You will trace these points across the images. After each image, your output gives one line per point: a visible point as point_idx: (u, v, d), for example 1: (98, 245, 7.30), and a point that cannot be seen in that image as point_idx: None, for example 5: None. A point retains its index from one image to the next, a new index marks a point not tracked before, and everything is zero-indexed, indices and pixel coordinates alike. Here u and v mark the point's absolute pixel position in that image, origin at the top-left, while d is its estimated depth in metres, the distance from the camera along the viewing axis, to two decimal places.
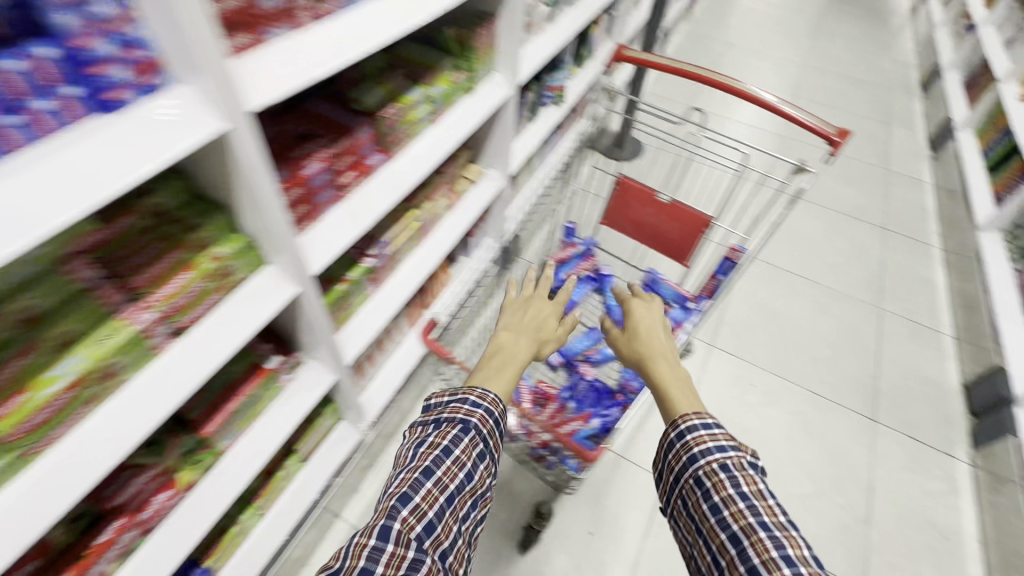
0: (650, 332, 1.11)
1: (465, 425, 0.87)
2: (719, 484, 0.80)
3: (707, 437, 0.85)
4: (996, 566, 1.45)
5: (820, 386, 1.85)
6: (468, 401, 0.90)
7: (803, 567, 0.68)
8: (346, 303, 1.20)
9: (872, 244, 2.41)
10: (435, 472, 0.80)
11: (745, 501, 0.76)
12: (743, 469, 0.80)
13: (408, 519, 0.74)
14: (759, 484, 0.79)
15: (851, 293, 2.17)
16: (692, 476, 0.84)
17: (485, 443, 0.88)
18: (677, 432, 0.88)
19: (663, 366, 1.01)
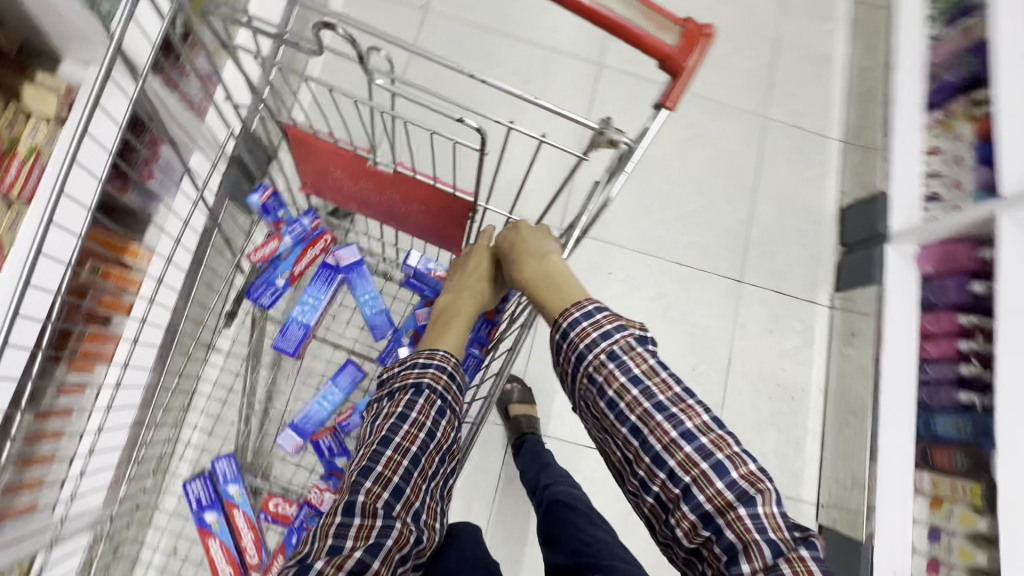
0: (524, 241, 0.86)
1: (417, 389, 0.74)
2: (609, 377, 0.70)
3: (590, 332, 0.72)
4: (834, 416, 1.47)
5: (685, 254, 1.55)
6: (417, 363, 0.77)
7: (702, 438, 0.67)
8: None
9: (768, 7, 1.77)
10: (401, 437, 0.71)
11: (637, 387, 0.69)
12: (633, 351, 0.71)
13: (377, 488, 0.67)
14: (651, 360, 0.71)
15: (734, 103, 1.67)
16: (584, 375, 0.72)
17: (445, 397, 0.75)
18: (563, 328, 0.75)
19: (547, 275, 0.80)
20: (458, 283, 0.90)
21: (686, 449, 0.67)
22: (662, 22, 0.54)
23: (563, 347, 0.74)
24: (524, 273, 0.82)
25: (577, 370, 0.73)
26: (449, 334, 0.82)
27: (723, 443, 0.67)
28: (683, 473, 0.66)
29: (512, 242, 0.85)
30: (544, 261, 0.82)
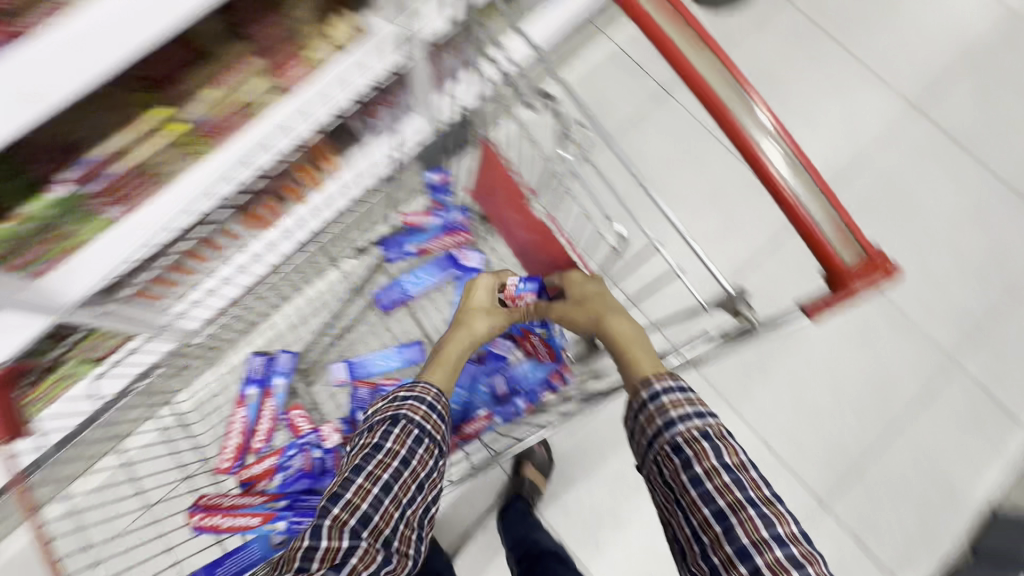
0: (603, 299, 0.92)
1: (394, 419, 0.81)
2: (698, 454, 0.71)
3: (683, 406, 0.75)
4: None
5: (781, 440, 1.39)
6: (397, 398, 0.84)
7: (792, 545, 0.65)
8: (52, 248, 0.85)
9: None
10: (386, 460, 0.77)
11: (727, 475, 0.69)
12: (722, 437, 0.74)
13: (345, 514, 0.72)
14: (741, 456, 0.73)
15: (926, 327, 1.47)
16: (668, 443, 0.73)
17: (423, 425, 0.82)
18: (651, 392, 0.77)
19: (625, 340, 0.86)
20: (461, 332, 0.99)
21: (771, 550, 0.64)
22: (849, 239, 0.58)
23: (649, 407, 0.76)
24: (611, 332, 0.88)
25: (661, 436, 0.74)
26: (445, 370, 0.93)
27: (814, 559, 0.65)
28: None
29: (581, 299, 0.93)
30: (624, 326, 0.88)
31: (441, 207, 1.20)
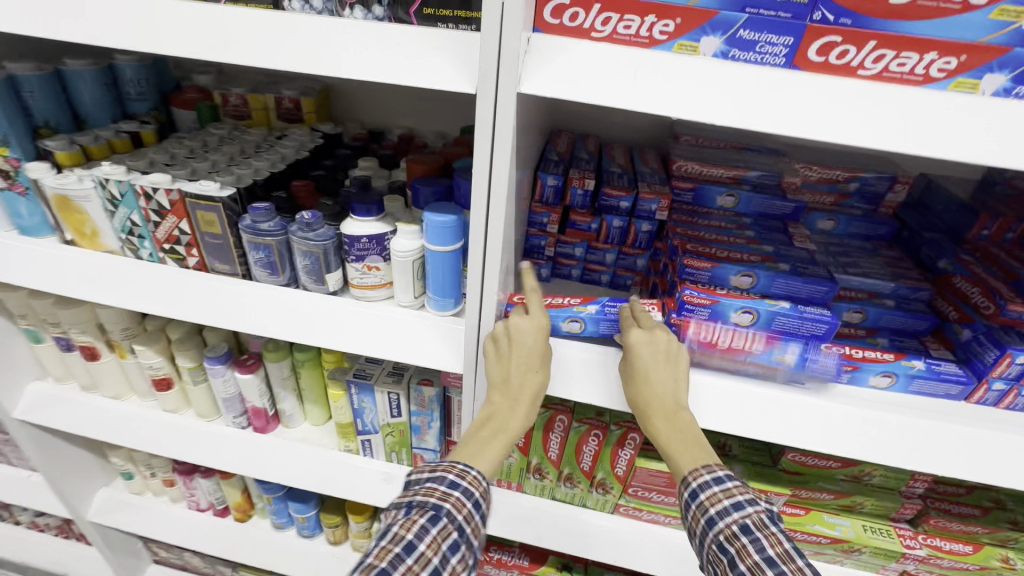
0: (659, 375, 0.63)
1: (435, 514, 0.56)
2: (742, 551, 0.55)
3: (722, 500, 0.59)
4: None
5: None
6: (444, 479, 0.60)
7: (800, 561, 0.53)
8: (673, 525, 0.90)
9: None
10: (426, 543, 0.55)
11: (774, 569, 0.52)
12: (767, 529, 0.56)
13: (416, 566, 0.53)
14: (790, 545, 0.54)
15: None
16: (716, 542, 0.58)
17: (464, 529, 0.58)
18: (708, 519, 0.59)
19: (666, 413, 0.63)
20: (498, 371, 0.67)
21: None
22: None
23: (689, 506, 0.61)
24: (637, 395, 0.65)
25: (708, 535, 0.59)
26: (493, 446, 0.64)
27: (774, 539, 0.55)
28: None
29: (650, 368, 0.63)
30: (666, 395, 0.63)
31: (711, 312, 0.67)
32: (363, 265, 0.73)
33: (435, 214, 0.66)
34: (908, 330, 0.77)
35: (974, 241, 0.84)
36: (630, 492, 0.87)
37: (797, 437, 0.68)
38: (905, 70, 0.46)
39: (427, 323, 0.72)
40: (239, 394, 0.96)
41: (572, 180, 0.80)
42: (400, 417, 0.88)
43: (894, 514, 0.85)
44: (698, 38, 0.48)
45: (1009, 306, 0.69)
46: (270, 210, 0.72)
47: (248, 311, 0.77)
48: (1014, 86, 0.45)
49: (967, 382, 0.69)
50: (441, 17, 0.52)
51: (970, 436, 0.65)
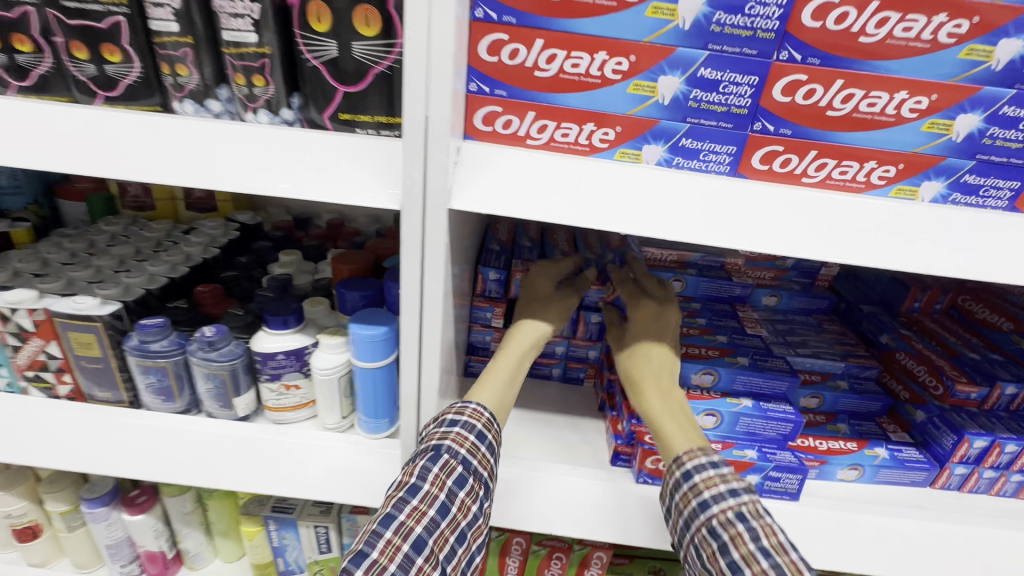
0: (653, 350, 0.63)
1: (433, 453, 0.53)
2: (736, 539, 0.48)
3: (718, 484, 0.52)
4: None
5: None
6: (443, 421, 0.56)
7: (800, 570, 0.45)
8: None
9: None
10: (429, 483, 0.52)
11: (769, 561, 0.46)
12: (762, 518, 0.49)
13: (423, 505, 0.51)
14: (786, 539, 0.48)
15: None
16: (705, 527, 0.50)
17: (469, 462, 0.54)
18: (699, 500, 0.52)
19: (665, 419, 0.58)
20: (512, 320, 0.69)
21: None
22: None
23: (680, 486, 0.53)
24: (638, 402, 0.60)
25: (695, 519, 0.51)
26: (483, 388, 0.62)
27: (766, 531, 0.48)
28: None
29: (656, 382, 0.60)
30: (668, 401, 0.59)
31: None
32: (279, 384, 0.63)
33: (362, 327, 0.58)
34: (864, 412, 0.75)
35: (908, 315, 0.85)
36: None
37: None
38: (847, 178, 0.45)
39: (358, 451, 0.62)
40: (129, 537, 0.79)
41: (516, 273, 0.75)
42: (330, 552, 0.74)
43: None
44: (640, 146, 0.45)
45: (958, 386, 0.69)
46: (165, 327, 0.61)
47: (136, 448, 0.63)
48: (950, 193, 0.45)
49: (932, 470, 0.67)
50: (358, 122, 0.46)
51: (945, 531, 0.62)
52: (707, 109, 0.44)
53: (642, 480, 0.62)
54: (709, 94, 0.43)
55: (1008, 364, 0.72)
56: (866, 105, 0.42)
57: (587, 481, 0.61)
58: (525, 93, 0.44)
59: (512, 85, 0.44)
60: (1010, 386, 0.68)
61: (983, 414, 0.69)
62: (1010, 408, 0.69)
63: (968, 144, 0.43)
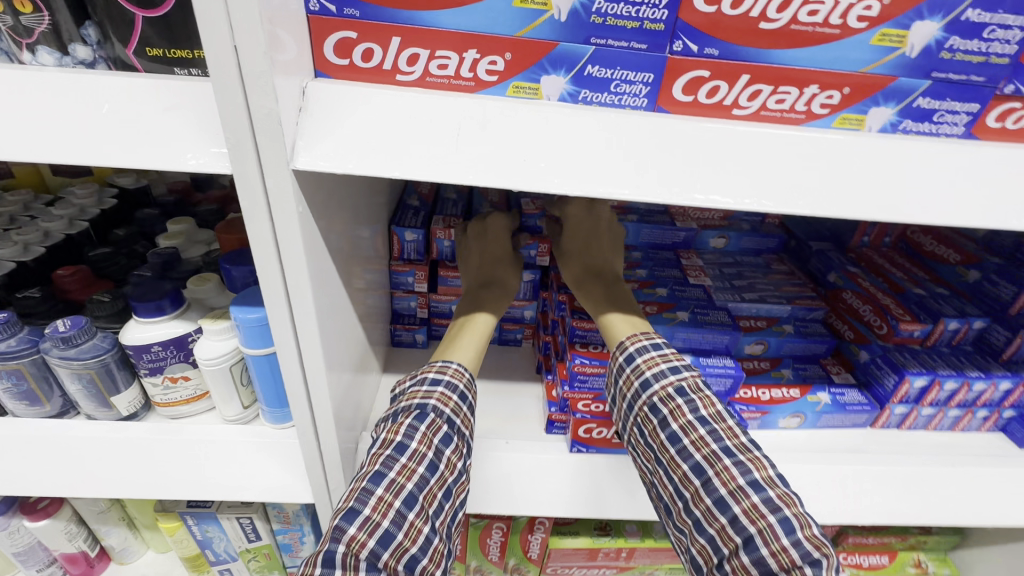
0: (595, 247, 0.63)
1: (419, 411, 0.49)
2: (675, 412, 0.49)
3: (659, 362, 0.51)
4: None
5: None
6: (424, 379, 0.52)
7: (752, 456, 0.45)
8: None
9: None
10: (417, 440, 0.47)
11: (706, 427, 0.47)
12: (701, 391, 0.50)
13: (413, 463, 0.46)
14: (722, 406, 0.50)
15: None
16: (646, 405, 0.50)
17: (454, 422, 0.50)
18: (642, 380, 0.51)
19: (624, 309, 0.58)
20: (467, 283, 0.65)
21: (747, 497, 0.43)
22: None
23: (624, 370, 0.52)
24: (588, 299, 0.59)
25: (638, 399, 0.51)
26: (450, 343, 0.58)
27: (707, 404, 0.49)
28: (722, 530, 0.43)
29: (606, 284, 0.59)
30: (618, 292, 0.59)
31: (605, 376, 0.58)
32: (163, 378, 0.55)
33: (245, 311, 0.50)
34: (809, 355, 0.72)
35: (857, 249, 0.81)
36: None
37: None
38: (784, 108, 0.37)
39: (262, 444, 0.56)
40: (40, 542, 0.73)
41: (437, 231, 0.66)
42: (261, 541, 0.70)
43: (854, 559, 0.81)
44: (537, 78, 0.36)
45: (902, 325, 0.66)
46: (10, 323, 0.52)
47: (4, 461, 0.55)
48: (901, 120, 0.38)
49: (873, 411, 0.66)
50: (176, 60, 0.36)
51: (881, 473, 0.62)
52: (614, 26, 0.35)
53: (575, 449, 0.59)
54: (615, 6, 0.34)
55: (953, 296, 0.70)
56: (806, 13, 0.34)
57: (520, 455, 0.58)
58: (382, 12, 0.34)
59: (366, 3, 0.34)
60: (953, 321, 0.65)
61: (924, 351, 0.67)
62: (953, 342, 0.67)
63: (919, 59, 0.36)
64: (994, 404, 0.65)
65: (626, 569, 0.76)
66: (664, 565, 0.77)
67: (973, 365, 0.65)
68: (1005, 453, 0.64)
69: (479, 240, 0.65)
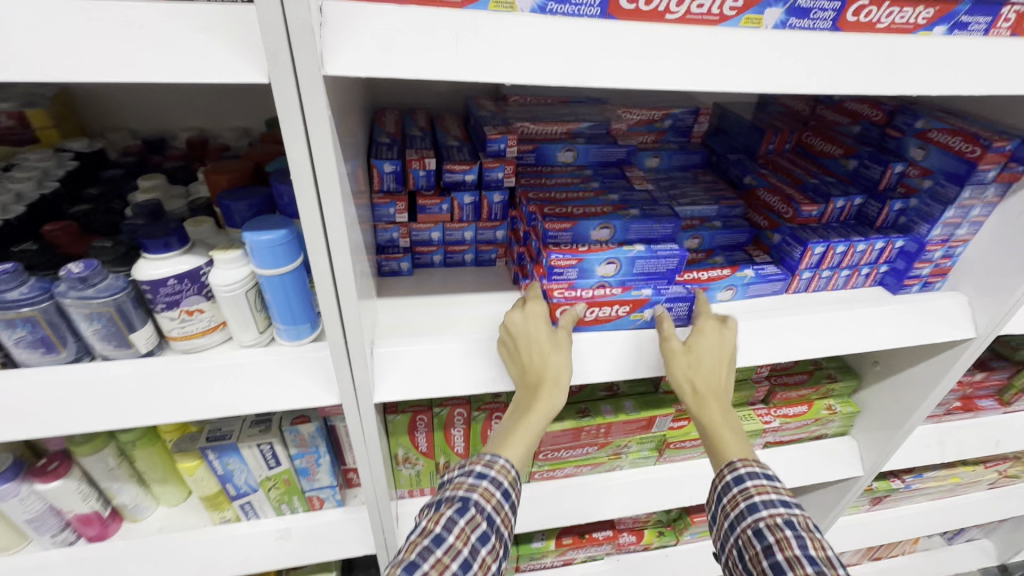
0: (712, 355, 0.68)
1: (462, 504, 0.54)
2: (782, 542, 0.54)
3: (769, 492, 0.59)
4: None
5: None
6: (471, 472, 0.57)
7: None
8: (591, 469, 0.94)
9: None
10: (455, 535, 0.52)
11: (813, 565, 0.51)
12: (811, 533, 0.55)
13: (446, 557, 0.50)
14: (833, 553, 0.53)
15: None
16: (751, 528, 0.58)
17: (493, 521, 0.55)
18: (735, 477, 0.62)
19: (714, 397, 0.67)
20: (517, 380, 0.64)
21: None
22: None
23: (733, 492, 0.61)
24: (686, 377, 0.68)
25: (744, 521, 0.59)
26: (522, 435, 0.60)
27: (811, 538, 0.54)
28: None
29: (719, 404, 0.67)
30: (719, 380, 0.67)
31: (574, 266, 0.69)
32: (180, 311, 0.59)
33: (258, 233, 0.55)
34: (734, 245, 0.87)
35: (765, 156, 0.97)
36: (549, 466, 0.90)
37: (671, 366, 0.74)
38: (704, 11, 0.48)
39: (283, 360, 0.62)
40: (51, 508, 0.74)
41: (411, 161, 0.73)
42: (280, 466, 0.76)
43: (781, 411, 0.99)
44: None
45: (803, 207, 0.81)
46: (18, 272, 0.53)
47: (27, 409, 0.57)
48: (788, 18, 0.50)
49: (786, 279, 0.82)
50: None
51: (794, 323, 0.78)
52: None
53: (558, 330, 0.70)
54: None
55: (839, 182, 0.86)
56: None
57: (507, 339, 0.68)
58: None
59: None
60: (840, 200, 0.82)
61: (820, 227, 0.83)
62: (841, 216, 0.83)
63: None
64: (874, 261, 0.82)
65: (605, 444, 0.89)
66: (635, 437, 0.91)
67: (856, 232, 0.81)
68: (882, 299, 0.83)
69: (525, 330, 0.65)
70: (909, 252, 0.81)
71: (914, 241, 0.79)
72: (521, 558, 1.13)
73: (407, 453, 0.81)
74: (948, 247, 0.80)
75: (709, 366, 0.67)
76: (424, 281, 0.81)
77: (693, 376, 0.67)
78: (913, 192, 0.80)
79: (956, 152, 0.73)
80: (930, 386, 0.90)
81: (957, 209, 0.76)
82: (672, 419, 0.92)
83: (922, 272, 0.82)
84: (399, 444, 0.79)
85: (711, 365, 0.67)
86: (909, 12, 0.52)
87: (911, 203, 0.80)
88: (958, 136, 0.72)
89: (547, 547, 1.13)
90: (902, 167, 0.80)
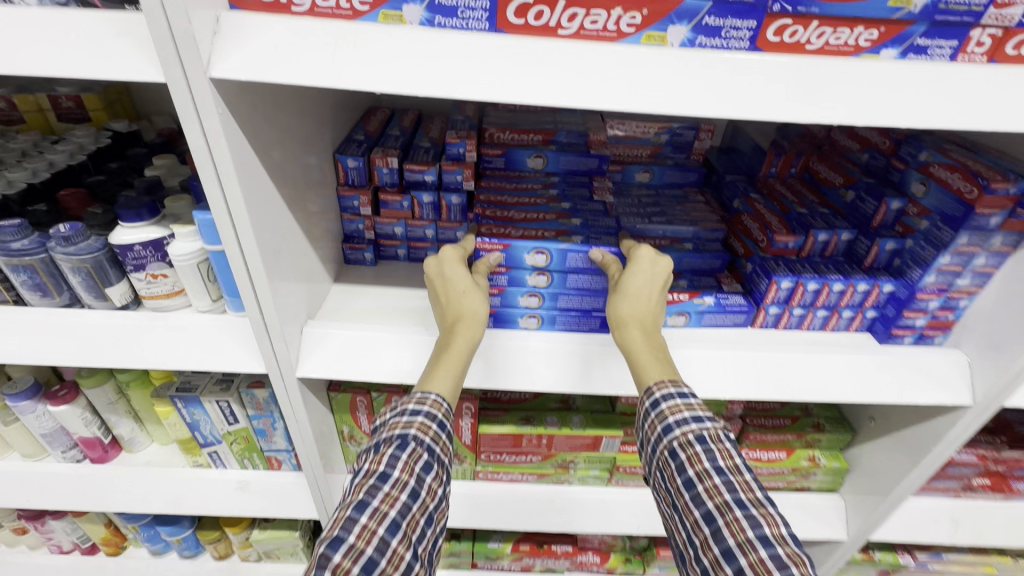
0: (643, 279, 0.63)
1: (401, 440, 0.55)
2: (692, 458, 0.53)
3: (683, 410, 0.56)
4: None
5: None
6: (404, 411, 0.57)
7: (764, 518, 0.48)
8: (537, 478, 0.94)
9: None
10: (399, 469, 0.53)
11: (721, 477, 0.51)
12: (720, 442, 0.54)
13: (396, 487, 0.52)
14: (740, 460, 0.53)
15: None
16: (667, 448, 0.55)
17: (434, 449, 0.56)
18: (651, 402, 0.58)
19: (644, 326, 0.62)
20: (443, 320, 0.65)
21: (755, 550, 0.47)
22: None
23: (649, 416, 0.57)
24: (614, 304, 0.63)
25: (660, 441, 0.56)
26: (445, 369, 0.60)
27: (725, 453, 0.53)
28: (715, 559, 0.48)
29: (645, 328, 0.62)
30: (645, 311, 0.63)
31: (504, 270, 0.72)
32: (146, 274, 0.68)
33: (203, 212, 0.62)
34: (705, 269, 0.82)
35: (765, 179, 0.90)
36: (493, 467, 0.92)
37: (601, 385, 0.73)
38: (598, 27, 0.47)
39: (227, 327, 0.69)
40: (62, 427, 0.88)
41: (375, 159, 0.78)
42: (238, 423, 0.85)
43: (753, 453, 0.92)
44: (400, 7, 0.47)
45: (777, 237, 0.75)
46: (23, 227, 0.65)
47: (24, 340, 0.69)
48: (696, 36, 0.48)
49: (749, 312, 0.76)
50: None
51: (747, 358, 0.73)
52: None
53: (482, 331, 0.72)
54: None
55: (831, 215, 0.79)
56: None
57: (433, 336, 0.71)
58: None
59: None
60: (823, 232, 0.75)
61: (795, 260, 0.76)
62: (822, 252, 0.77)
63: None
64: (855, 305, 0.74)
65: (549, 456, 0.89)
66: (582, 453, 0.89)
67: (835, 271, 0.74)
68: (862, 348, 0.74)
69: (445, 268, 0.66)
70: (898, 300, 0.72)
71: (901, 288, 0.71)
72: (476, 554, 1.14)
73: (352, 431, 0.88)
74: (945, 300, 0.71)
75: (635, 291, 0.63)
76: (385, 272, 0.86)
77: (619, 293, 0.63)
78: (908, 233, 0.71)
79: (954, 195, 0.65)
80: (924, 454, 0.79)
81: (953, 256, 0.67)
82: (623, 441, 0.90)
83: (913, 325, 0.73)
84: (344, 422, 0.86)
85: (637, 291, 0.63)
86: (846, 33, 0.48)
87: (903, 245, 0.72)
88: (957, 172, 0.65)
89: (503, 550, 1.13)
90: (899, 205, 0.72)
